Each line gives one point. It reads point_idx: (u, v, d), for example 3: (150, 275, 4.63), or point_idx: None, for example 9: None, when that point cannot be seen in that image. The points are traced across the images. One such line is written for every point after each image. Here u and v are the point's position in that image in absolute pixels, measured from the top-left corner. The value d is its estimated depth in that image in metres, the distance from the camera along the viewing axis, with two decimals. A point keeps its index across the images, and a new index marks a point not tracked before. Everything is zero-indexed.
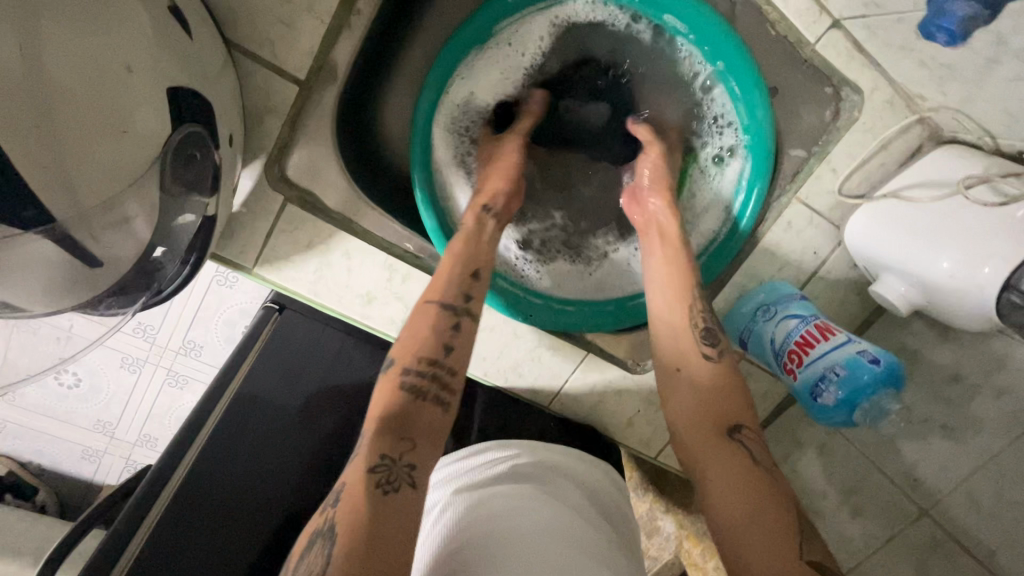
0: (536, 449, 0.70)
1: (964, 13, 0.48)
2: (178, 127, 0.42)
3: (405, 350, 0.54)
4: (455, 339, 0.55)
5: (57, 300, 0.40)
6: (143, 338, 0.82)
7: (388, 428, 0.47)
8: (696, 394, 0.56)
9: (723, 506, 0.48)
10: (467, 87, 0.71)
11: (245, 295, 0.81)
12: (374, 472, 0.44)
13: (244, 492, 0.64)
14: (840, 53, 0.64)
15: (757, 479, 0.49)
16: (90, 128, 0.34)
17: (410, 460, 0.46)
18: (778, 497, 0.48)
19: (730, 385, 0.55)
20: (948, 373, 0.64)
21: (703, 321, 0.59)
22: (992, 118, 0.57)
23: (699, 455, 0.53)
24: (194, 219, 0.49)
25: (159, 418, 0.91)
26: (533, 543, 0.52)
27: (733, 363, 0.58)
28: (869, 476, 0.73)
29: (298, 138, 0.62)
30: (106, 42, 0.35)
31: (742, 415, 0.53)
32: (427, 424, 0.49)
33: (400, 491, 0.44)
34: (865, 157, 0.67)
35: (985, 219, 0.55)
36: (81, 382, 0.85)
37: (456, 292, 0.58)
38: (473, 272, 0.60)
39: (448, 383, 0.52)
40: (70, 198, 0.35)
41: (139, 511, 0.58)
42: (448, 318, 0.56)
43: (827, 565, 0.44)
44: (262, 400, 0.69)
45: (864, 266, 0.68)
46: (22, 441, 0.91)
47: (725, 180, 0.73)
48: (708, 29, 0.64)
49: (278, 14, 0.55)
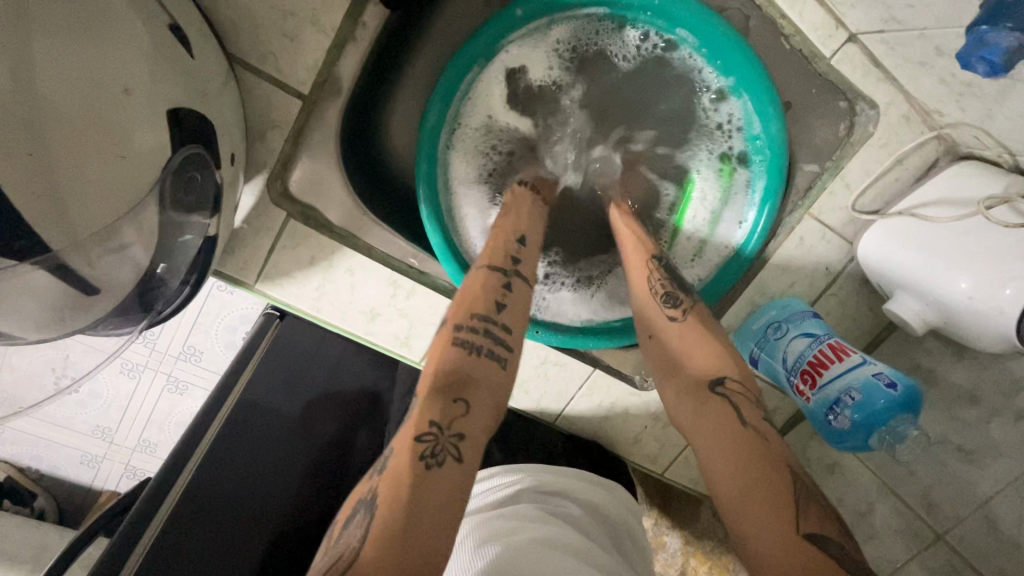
0: (537, 472, 0.68)
1: (1010, 44, 0.44)
2: (178, 148, 0.40)
3: (458, 311, 0.54)
4: (507, 299, 0.56)
5: (54, 327, 0.39)
6: (143, 345, 0.81)
7: (439, 391, 0.47)
8: (678, 355, 0.56)
9: (718, 469, 0.47)
10: (485, 112, 0.70)
11: (246, 302, 0.80)
12: (421, 441, 0.43)
13: (246, 501, 0.62)
14: (856, 67, 0.63)
15: (747, 436, 0.48)
16: (86, 154, 0.33)
17: (458, 429, 0.45)
18: (774, 461, 0.46)
19: (714, 343, 0.55)
20: (965, 394, 0.63)
21: (663, 287, 0.60)
22: (1013, 135, 0.56)
23: (685, 420, 0.52)
24: (195, 238, 0.47)
25: (158, 424, 0.90)
26: (547, 557, 0.51)
27: (701, 320, 0.58)
28: (882, 497, 0.71)
29: (301, 152, 0.60)
30: (102, 64, 0.34)
31: (724, 369, 0.52)
32: (482, 384, 0.49)
33: (445, 463, 0.43)
34: (879, 172, 0.66)
35: (1007, 241, 0.53)
36: (80, 390, 0.84)
37: (505, 254, 0.59)
38: (519, 236, 0.62)
39: (504, 342, 0.53)
40: (67, 227, 0.33)
41: (138, 527, 0.56)
42: (500, 279, 0.57)
43: (828, 530, 0.42)
44: (262, 407, 0.68)
45: (878, 283, 0.67)
46: (20, 448, 0.90)
47: (736, 200, 0.71)
48: (719, 42, 0.62)
49: (281, 27, 0.54)
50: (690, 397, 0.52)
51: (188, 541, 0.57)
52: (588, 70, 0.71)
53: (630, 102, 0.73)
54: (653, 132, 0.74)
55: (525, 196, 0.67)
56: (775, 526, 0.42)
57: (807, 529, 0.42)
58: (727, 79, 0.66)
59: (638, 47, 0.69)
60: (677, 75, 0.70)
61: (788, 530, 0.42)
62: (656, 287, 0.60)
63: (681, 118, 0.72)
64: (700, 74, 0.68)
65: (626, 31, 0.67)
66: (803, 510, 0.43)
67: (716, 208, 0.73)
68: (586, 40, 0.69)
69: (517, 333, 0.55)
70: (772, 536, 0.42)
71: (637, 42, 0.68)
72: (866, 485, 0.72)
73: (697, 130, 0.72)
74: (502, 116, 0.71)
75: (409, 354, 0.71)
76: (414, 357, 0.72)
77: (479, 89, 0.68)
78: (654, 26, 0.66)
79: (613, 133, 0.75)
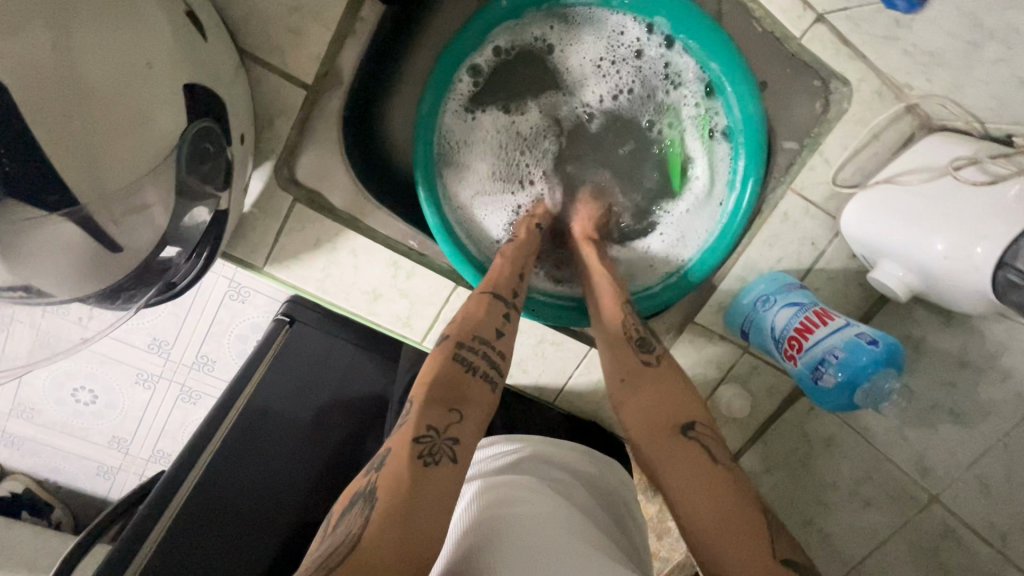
0: (535, 442, 0.69)
1: None
2: (193, 120, 0.44)
3: (460, 328, 0.57)
4: (506, 327, 0.60)
5: (82, 288, 0.43)
6: (158, 355, 0.85)
7: (437, 398, 0.49)
8: (652, 400, 0.57)
9: (685, 498, 0.49)
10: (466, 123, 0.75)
11: (257, 310, 0.83)
12: (419, 442, 0.45)
13: (269, 491, 0.60)
14: (826, 46, 0.66)
15: (719, 475, 0.50)
16: (114, 120, 0.37)
17: (453, 435, 0.48)
18: (746, 497, 0.49)
19: (677, 383, 0.58)
20: (954, 359, 0.64)
21: (637, 332, 0.63)
22: (980, 102, 0.58)
23: (653, 455, 0.53)
24: (208, 214, 0.51)
25: (172, 434, 0.92)
26: (543, 524, 0.52)
27: (675, 370, 0.60)
28: (880, 468, 0.71)
29: (306, 141, 0.65)
30: (130, 40, 0.38)
31: (697, 414, 0.55)
32: (475, 400, 0.52)
33: (441, 463, 0.45)
34: (857, 146, 0.69)
35: (978, 199, 0.56)
36: (97, 399, 0.88)
37: (507, 286, 0.63)
38: (521, 273, 0.66)
39: (497, 365, 0.56)
40: (95, 182, 0.37)
41: (145, 525, 0.53)
42: (502, 308, 0.61)
43: (798, 561, 0.45)
44: (274, 412, 0.65)
45: (862, 254, 0.69)
46: (39, 459, 0.93)
47: (720, 180, 0.75)
48: (688, 17, 0.67)
49: (286, 23, 0.59)
50: (665, 431, 0.54)
51: (201, 538, 0.55)
52: (567, 66, 0.75)
53: (600, 98, 0.76)
54: (631, 115, 0.76)
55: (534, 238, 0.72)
56: (754, 550, 0.45)
57: (782, 555, 0.45)
58: (708, 67, 0.70)
59: (622, 39, 0.72)
60: (665, 66, 0.73)
61: (763, 553, 0.44)
62: (630, 328, 0.63)
63: (642, 106, 0.76)
64: (680, 67, 0.73)
65: (617, 25, 0.72)
66: (774, 546, 0.45)
67: (692, 202, 0.77)
68: (570, 35, 0.73)
69: (509, 359, 0.58)
70: (743, 565, 0.44)
71: (625, 35, 0.72)
72: (863, 455, 0.72)
73: (661, 121, 0.76)
74: (485, 142, 0.76)
75: (411, 334, 0.76)
76: (415, 337, 0.76)
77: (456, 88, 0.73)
78: (635, 14, 0.70)
79: (583, 141, 0.78)
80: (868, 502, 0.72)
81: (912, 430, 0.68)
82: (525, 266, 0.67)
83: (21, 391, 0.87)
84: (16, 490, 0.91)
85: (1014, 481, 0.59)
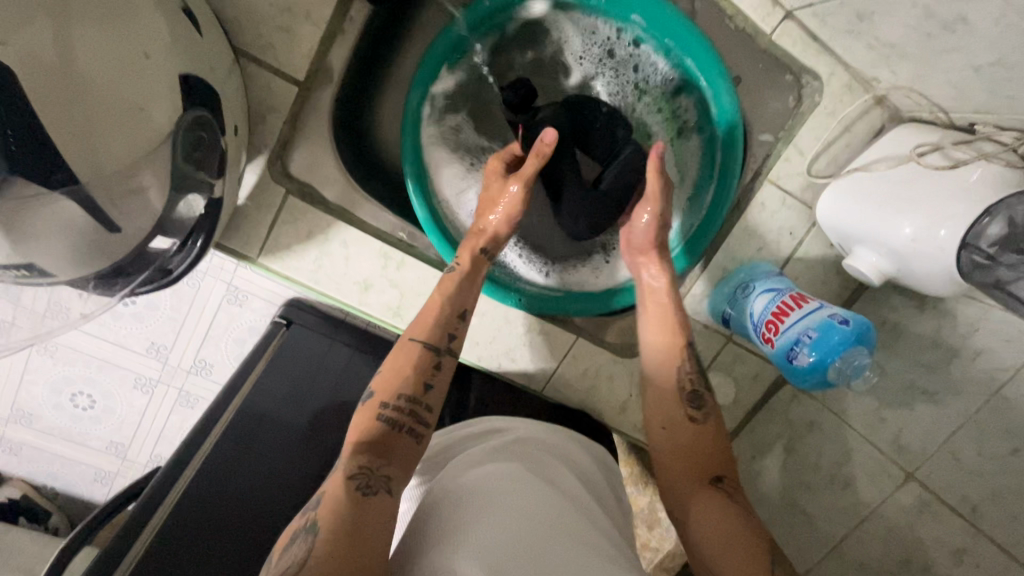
0: (531, 424, 0.70)
1: None
2: (188, 109, 0.47)
3: (386, 383, 0.56)
4: (435, 378, 0.58)
5: (83, 267, 0.45)
6: (156, 359, 0.87)
7: (366, 445, 0.51)
8: (687, 448, 0.58)
9: (706, 535, 0.52)
10: (451, 121, 0.77)
11: (253, 314, 0.85)
12: (353, 478, 0.48)
13: (264, 490, 0.61)
14: (795, 42, 0.70)
15: (738, 518, 0.53)
16: (113, 104, 0.40)
17: (386, 472, 0.50)
18: (761, 534, 0.52)
19: (715, 435, 0.60)
20: (928, 341, 0.66)
21: (691, 384, 0.63)
22: (941, 91, 0.61)
23: (682, 499, 0.56)
24: (203, 200, 0.54)
25: (169, 437, 0.94)
26: (527, 516, 0.50)
27: (718, 424, 0.61)
28: (859, 450, 0.73)
29: (299, 136, 0.68)
30: (129, 31, 0.41)
31: (725, 467, 0.58)
32: (401, 450, 0.52)
33: (377, 495, 0.47)
34: (829, 137, 0.72)
35: (942, 183, 0.58)
36: (95, 404, 0.90)
37: (442, 332, 0.61)
38: (460, 311, 0.64)
39: (425, 419, 0.55)
40: (94, 162, 0.39)
41: (143, 517, 0.56)
42: (431, 356, 0.59)
43: None
44: (270, 418, 0.66)
45: (838, 242, 0.71)
46: (37, 466, 0.94)
47: (694, 174, 0.79)
48: (666, 18, 0.69)
49: (279, 23, 0.62)
50: (695, 478, 0.57)
51: (194, 546, 0.56)
52: (548, 66, 0.78)
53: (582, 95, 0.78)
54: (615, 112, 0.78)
55: (479, 267, 0.69)
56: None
57: None
58: (683, 62, 0.73)
59: (600, 40, 0.75)
60: (642, 65, 0.76)
61: None
62: (684, 376, 0.63)
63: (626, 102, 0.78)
64: (656, 66, 0.75)
65: (594, 27, 0.75)
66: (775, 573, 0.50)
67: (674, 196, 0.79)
68: (549, 37, 0.76)
69: (437, 411, 0.57)
70: None
71: (601, 36, 0.75)
72: (844, 436, 0.74)
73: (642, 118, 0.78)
74: (472, 139, 0.79)
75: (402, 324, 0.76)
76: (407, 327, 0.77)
77: (440, 86, 0.74)
78: (611, 14, 0.72)
79: None
80: (849, 483, 0.74)
81: (889, 411, 0.70)
82: (465, 304, 0.65)
83: (18, 400, 0.88)
84: (13, 496, 0.93)
85: (984, 455, 0.61)
